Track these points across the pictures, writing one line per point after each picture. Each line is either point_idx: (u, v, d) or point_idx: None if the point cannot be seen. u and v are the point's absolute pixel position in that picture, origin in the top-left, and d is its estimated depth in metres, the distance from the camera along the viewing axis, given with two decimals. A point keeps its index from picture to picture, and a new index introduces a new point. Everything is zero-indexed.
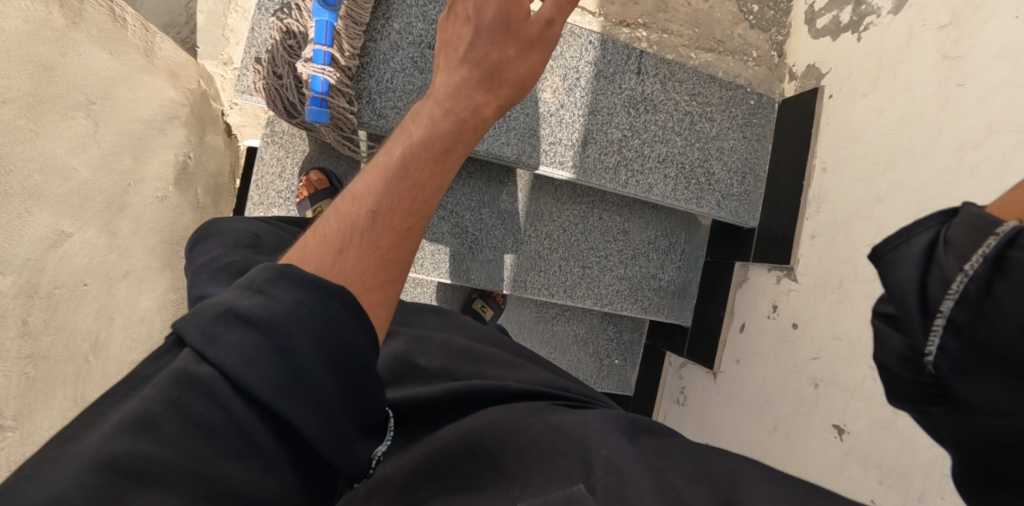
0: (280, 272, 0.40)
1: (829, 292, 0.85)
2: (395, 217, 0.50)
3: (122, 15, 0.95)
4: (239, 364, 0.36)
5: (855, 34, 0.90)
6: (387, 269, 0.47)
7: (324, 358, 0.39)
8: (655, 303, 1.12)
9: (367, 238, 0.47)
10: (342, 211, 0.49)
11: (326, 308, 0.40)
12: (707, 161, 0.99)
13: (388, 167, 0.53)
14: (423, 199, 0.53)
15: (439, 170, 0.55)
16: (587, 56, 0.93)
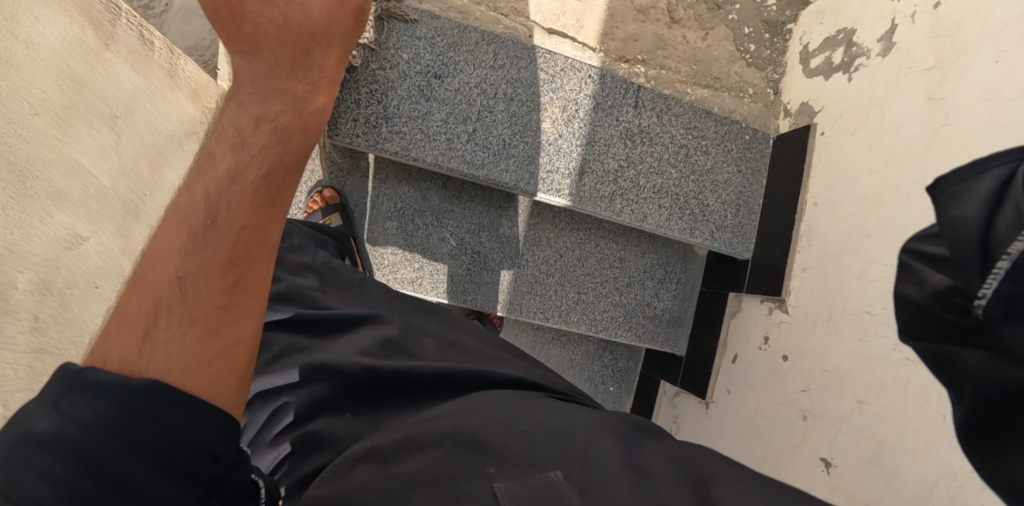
0: (78, 383, 0.38)
1: (818, 325, 0.86)
2: (212, 277, 0.45)
3: (150, 38, 0.98)
4: (47, 484, 0.35)
5: (846, 75, 0.93)
6: (214, 338, 0.44)
7: (135, 463, 0.38)
8: (650, 331, 1.13)
9: (179, 314, 0.43)
10: (146, 282, 0.44)
11: (124, 415, 0.38)
12: (701, 193, 1.01)
13: (192, 214, 0.45)
14: (247, 242, 0.47)
15: (262, 203, 0.48)
16: (585, 89, 0.97)
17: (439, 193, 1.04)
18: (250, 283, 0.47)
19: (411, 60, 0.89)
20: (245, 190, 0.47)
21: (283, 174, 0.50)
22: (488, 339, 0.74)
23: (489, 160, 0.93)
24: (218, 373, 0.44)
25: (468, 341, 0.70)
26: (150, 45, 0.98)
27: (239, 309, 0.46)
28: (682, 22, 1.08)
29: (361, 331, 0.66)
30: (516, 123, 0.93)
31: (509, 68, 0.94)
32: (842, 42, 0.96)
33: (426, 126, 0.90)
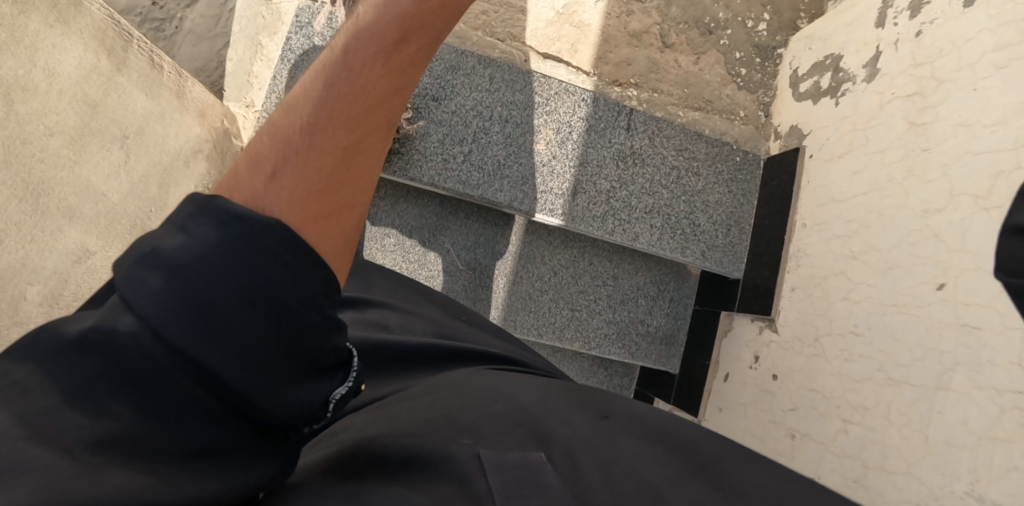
0: (203, 205, 0.33)
1: (806, 346, 0.87)
2: (341, 129, 0.40)
3: (159, 62, 0.96)
4: (149, 303, 0.29)
5: (833, 99, 0.95)
6: (335, 194, 0.39)
7: (254, 304, 0.31)
8: (643, 349, 1.15)
9: (305, 159, 0.39)
10: (277, 126, 0.40)
11: (249, 241, 0.32)
12: (693, 213, 1.03)
13: (328, 65, 0.42)
14: (377, 101, 0.42)
15: (397, 66, 0.44)
16: (579, 111, 0.99)
17: (436, 211, 1.06)
18: (373, 148, 0.42)
19: None
20: (378, 47, 0.43)
21: (416, 40, 0.46)
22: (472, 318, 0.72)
23: (483, 180, 0.95)
24: (335, 237, 0.38)
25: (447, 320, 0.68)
26: (161, 69, 0.95)
27: (357, 173, 0.41)
28: (674, 46, 1.11)
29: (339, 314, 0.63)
30: (510, 144, 0.96)
31: (504, 91, 0.96)
32: (829, 67, 0.98)
33: (423, 146, 0.92)
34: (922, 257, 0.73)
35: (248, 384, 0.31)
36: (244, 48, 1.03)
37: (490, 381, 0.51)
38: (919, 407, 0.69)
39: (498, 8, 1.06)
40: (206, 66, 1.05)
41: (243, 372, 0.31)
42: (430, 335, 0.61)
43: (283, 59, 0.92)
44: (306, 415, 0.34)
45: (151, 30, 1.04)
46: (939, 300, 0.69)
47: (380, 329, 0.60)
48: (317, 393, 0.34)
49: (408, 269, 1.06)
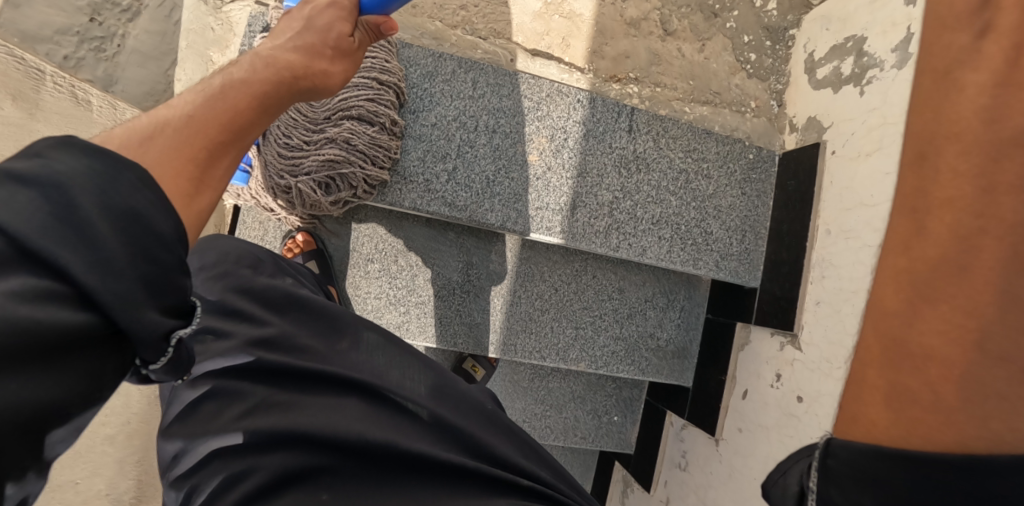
0: (65, 142, 0.40)
1: (836, 368, 0.80)
2: (210, 128, 0.52)
3: (85, 98, 0.85)
4: (12, 215, 0.35)
5: (857, 87, 0.85)
6: (198, 169, 0.50)
7: (114, 219, 0.39)
8: (653, 364, 1.07)
9: (179, 136, 0.50)
10: (157, 116, 0.51)
11: (113, 172, 0.40)
12: (704, 221, 0.94)
13: (211, 90, 0.56)
14: (229, 120, 0.54)
15: (256, 104, 0.58)
16: (574, 115, 0.89)
17: (423, 230, 0.98)
18: (221, 158, 0.52)
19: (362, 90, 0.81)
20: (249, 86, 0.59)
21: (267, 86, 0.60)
22: (498, 417, 0.67)
23: (473, 199, 0.85)
24: (191, 201, 0.48)
25: (462, 411, 0.64)
26: (88, 104, 0.84)
27: (210, 166, 0.51)
28: (676, 34, 1.00)
29: (346, 400, 0.60)
30: (499, 158, 0.86)
31: (489, 97, 0.86)
32: (852, 50, 0.87)
33: (401, 167, 0.83)
34: None
35: (110, 289, 0.37)
36: (192, 67, 0.95)
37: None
38: None
39: (478, 1, 0.95)
40: (154, 89, 0.96)
41: (98, 277, 0.37)
42: (436, 435, 0.61)
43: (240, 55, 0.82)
44: (151, 346, 0.40)
45: (90, 51, 0.90)
46: None
47: (396, 432, 0.59)
48: (160, 324, 0.40)
49: (397, 296, 0.98)
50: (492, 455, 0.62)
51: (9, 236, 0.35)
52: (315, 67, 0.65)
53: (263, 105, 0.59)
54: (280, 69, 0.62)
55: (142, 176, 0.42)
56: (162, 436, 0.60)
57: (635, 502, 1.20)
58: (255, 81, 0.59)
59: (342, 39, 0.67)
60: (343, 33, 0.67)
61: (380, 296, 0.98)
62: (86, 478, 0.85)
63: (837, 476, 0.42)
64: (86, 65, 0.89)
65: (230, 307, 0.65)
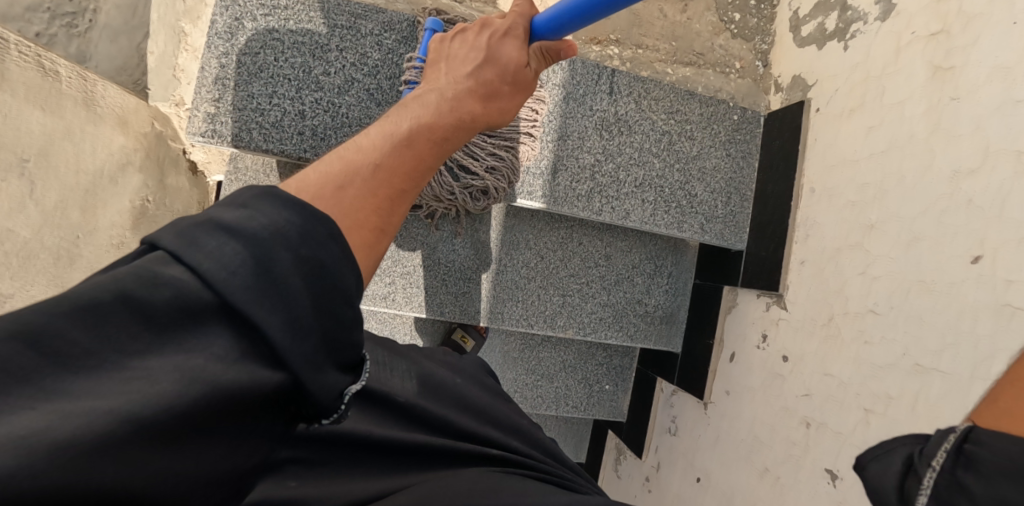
0: (267, 191, 0.35)
1: (819, 326, 0.79)
2: (394, 176, 0.50)
3: (53, 68, 0.87)
4: (218, 266, 0.30)
5: (841, 43, 0.84)
6: (383, 216, 0.47)
7: (313, 294, 0.33)
8: (642, 330, 1.07)
9: (368, 185, 0.47)
10: (348, 159, 0.48)
11: (312, 231, 0.35)
12: (688, 183, 0.94)
13: (401, 131, 0.54)
14: (412, 168, 0.53)
15: (436, 154, 0.57)
16: (554, 78, 0.89)
17: None
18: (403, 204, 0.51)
19: (357, 61, 0.85)
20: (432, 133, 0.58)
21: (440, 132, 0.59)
22: (467, 397, 0.66)
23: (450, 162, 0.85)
24: (371, 251, 0.45)
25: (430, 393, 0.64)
26: (56, 76, 0.87)
27: (394, 216, 0.48)
28: None
29: None
30: None
31: None
32: (835, 5, 0.85)
33: None
34: (951, 227, 0.64)
35: (299, 352, 0.32)
36: (166, 39, 0.95)
37: (460, 483, 0.53)
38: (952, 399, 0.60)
39: None
40: (128, 64, 0.96)
41: (294, 342, 0.32)
42: (404, 416, 0.60)
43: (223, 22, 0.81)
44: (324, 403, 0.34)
45: (62, 27, 0.91)
46: (974, 276, 0.60)
47: (368, 417, 0.58)
48: (336, 385, 0.35)
49: (382, 267, 0.98)
50: (463, 432, 0.62)
51: (213, 290, 0.30)
52: (490, 106, 0.69)
53: (448, 149, 0.60)
54: (465, 108, 0.65)
55: (337, 233, 0.36)
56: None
57: (627, 469, 1.20)
58: (446, 119, 0.61)
59: (520, 71, 0.71)
60: (519, 65, 0.71)
61: None
62: None
63: (985, 469, 0.32)
64: (58, 42, 0.90)
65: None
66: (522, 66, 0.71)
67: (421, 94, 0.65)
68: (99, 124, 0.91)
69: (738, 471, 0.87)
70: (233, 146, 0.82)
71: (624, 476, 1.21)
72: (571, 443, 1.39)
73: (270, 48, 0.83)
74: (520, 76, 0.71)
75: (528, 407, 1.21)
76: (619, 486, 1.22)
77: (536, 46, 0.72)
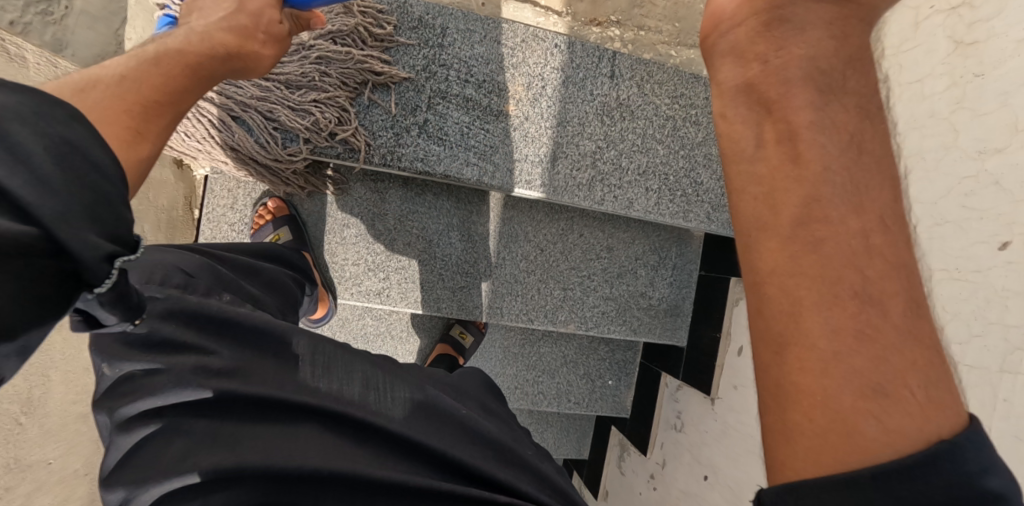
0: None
1: None
2: (146, 87, 0.52)
3: (19, 54, 0.78)
4: None
5: None
6: (142, 130, 0.49)
7: (48, 153, 0.39)
8: (646, 324, 1.04)
9: (115, 90, 0.49)
10: (91, 72, 0.50)
11: (46, 107, 0.41)
12: (693, 170, 0.90)
13: (146, 53, 0.55)
14: (160, 83, 0.53)
15: (192, 83, 0.57)
16: (552, 61, 0.85)
17: (400, 191, 0.93)
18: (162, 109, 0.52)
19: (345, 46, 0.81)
20: (182, 67, 0.56)
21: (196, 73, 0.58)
22: (481, 430, 0.59)
23: (446, 153, 0.82)
24: (129, 147, 0.48)
25: (433, 418, 0.57)
26: (24, 62, 0.77)
27: (142, 117, 0.50)
28: None
29: (303, 429, 0.53)
30: (473, 108, 0.83)
31: (460, 44, 0.82)
32: None
33: (368, 120, 0.80)
34: (976, 211, 0.60)
35: (52, 212, 0.38)
36: (142, 24, 0.96)
37: None
38: (979, 392, 0.58)
39: None
40: (104, 51, 0.93)
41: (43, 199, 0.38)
42: (404, 453, 0.54)
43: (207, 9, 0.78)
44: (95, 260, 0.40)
45: (36, 14, 0.84)
46: (1003, 264, 0.57)
47: (358, 456, 0.53)
48: (102, 250, 0.41)
49: (376, 261, 0.95)
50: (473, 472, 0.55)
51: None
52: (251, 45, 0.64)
53: (204, 80, 0.59)
54: (223, 42, 0.61)
55: (74, 112, 0.43)
56: (103, 488, 0.50)
57: (631, 465, 1.16)
58: (199, 50, 0.59)
59: (274, 24, 0.66)
60: (275, 21, 0.66)
61: (358, 262, 0.95)
62: (60, 458, 0.81)
63: None
64: (33, 29, 0.83)
65: (158, 339, 0.54)
66: (275, 22, 0.66)
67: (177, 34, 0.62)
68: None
69: (745, 471, 0.84)
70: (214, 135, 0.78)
71: (627, 472, 1.17)
72: (573, 439, 1.36)
73: None
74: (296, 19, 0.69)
75: (529, 404, 1.18)
76: (622, 482, 1.19)
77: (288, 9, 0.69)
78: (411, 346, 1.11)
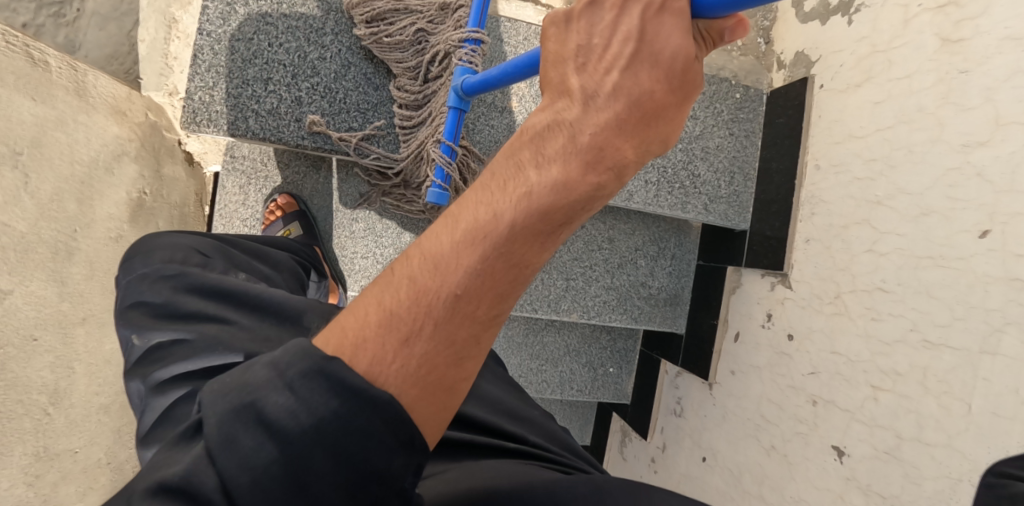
0: (319, 370, 0.38)
1: (825, 303, 0.79)
2: (481, 304, 0.41)
3: (43, 59, 0.80)
4: (240, 468, 0.36)
5: (845, 17, 0.82)
6: (461, 367, 0.41)
7: (339, 475, 0.37)
8: (646, 313, 1.07)
9: (442, 330, 0.40)
10: (423, 287, 0.40)
11: (353, 419, 0.37)
12: (691, 163, 0.94)
13: (488, 238, 0.42)
14: (499, 288, 0.42)
15: (541, 251, 0.44)
16: None
17: None
18: (500, 313, 0.42)
19: (353, 45, 0.87)
20: (536, 252, 0.43)
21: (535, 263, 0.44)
22: (479, 390, 0.65)
23: None
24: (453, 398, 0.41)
25: None
26: (46, 67, 0.80)
27: (476, 341, 0.42)
28: None
29: None
30: (478, 104, 0.86)
31: None
32: None
33: (377, 117, 0.88)
34: (961, 201, 0.63)
35: None
36: (155, 26, 0.98)
37: (481, 473, 0.53)
38: (960, 374, 0.60)
39: None
40: (117, 51, 0.95)
41: None
42: None
43: (217, 13, 0.81)
44: None
45: (50, 18, 0.86)
46: (985, 251, 0.60)
47: None
48: None
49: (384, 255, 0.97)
50: (480, 422, 0.61)
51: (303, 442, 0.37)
52: (649, 131, 0.45)
53: (574, 229, 0.45)
54: (618, 156, 0.44)
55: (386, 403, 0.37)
56: (139, 447, 0.47)
57: (632, 451, 1.20)
58: (576, 191, 0.43)
59: (688, 73, 0.44)
60: (688, 65, 0.44)
61: (366, 255, 0.98)
62: (84, 447, 0.85)
63: None
64: (46, 31, 0.85)
65: (181, 309, 0.57)
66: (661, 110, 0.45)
67: (550, 106, 0.47)
68: (92, 114, 0.86)
69: (745, 457, 0.87)
70: (229, 135, 0.82)
71: (629, 457, 1.21)
72: (575, 427, 1.40)
73: (264, 33, 0.83)
74: (696, 67, 0.45)
75: (533, 392, 1.21)
76: (625, 467, 1.22)
77: (699, 23, 0.44)
78: None
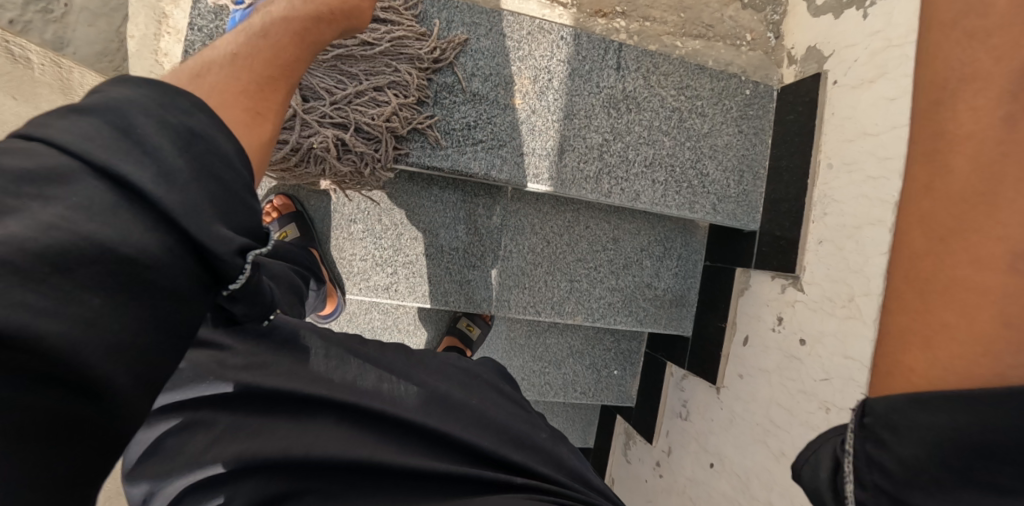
0: (116, 77, 0.40)
1: (839, 306, 0.76)
2: (254, 61, 0.52)
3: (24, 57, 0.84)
4: (71, 134, 0.35)
5: (860, 11, 0.79)
6: (263, 102, 0.50)
7: (173, 143, 0.38)
8: (651, 314, 1.04)
9: (225, 70, 0.49)
10: (203, 54, 0.50)
11: (163, 96, 0.40)
12: (700, 162, 0.91)
13: (252, 28, 0.56)
14: (268, 55, 0.54)
15: (301, 43, 0.58)
16: (558, 53, 0.85)
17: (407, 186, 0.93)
18: (276, 82, 0.53)
19: None
20: (302, 43, 0.58)
21: (300, 51, 0.58)
22: (489, 414, 0.61)
23: (452, 147, 0.82)
24: (251, 127, 0.47)
25: (445, 408, 0.59)
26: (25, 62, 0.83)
27: (258, 91, 0.50)
28: None
29: (323, 418, 0.55)
30: (479, 102, 0.83)
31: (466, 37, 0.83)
32: None
33: None
34: None
35: (176, 201, 0.36)
36: (144, 21, 0.88)
37: None
38: None
39: None
40: None
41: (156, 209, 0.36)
42: (418, 442, 0.56)
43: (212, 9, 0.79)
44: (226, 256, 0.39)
45: (37, 14, 0.85)
46: None
47: (381, 445, 0.55)
48: (231, 241, 0.39)
49: (383, 256, 0.95)
50: (485, 452, 0.57)
51: (92, 163, 0.35)
52: None
53: (321, 38, 0.61)
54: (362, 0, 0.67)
55: (193, 99, 0.41)
56: (128, 485, 0.53)
57: (637, 454, 1.18)
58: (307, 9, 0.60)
59: None
60: None
61: (366, 257, 0.96)
62: None
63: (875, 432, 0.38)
64: (33, 28, 0.85)
65: None
66: None
67: None
68: None
69: (753, 463, 0.85)
70: None
71: (634, 460, 1.19)
72: (578, 428, 1.38)
73: None
74: None
75: (536, 395, 1.19)
76: (628, 470, 1.21)
77: None
78: (418, 338, 1.13)
